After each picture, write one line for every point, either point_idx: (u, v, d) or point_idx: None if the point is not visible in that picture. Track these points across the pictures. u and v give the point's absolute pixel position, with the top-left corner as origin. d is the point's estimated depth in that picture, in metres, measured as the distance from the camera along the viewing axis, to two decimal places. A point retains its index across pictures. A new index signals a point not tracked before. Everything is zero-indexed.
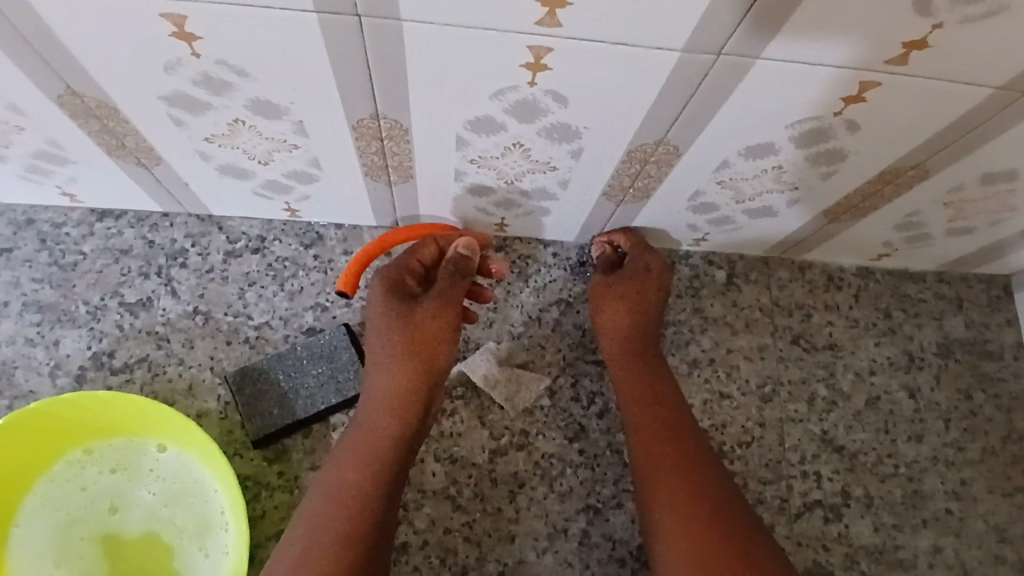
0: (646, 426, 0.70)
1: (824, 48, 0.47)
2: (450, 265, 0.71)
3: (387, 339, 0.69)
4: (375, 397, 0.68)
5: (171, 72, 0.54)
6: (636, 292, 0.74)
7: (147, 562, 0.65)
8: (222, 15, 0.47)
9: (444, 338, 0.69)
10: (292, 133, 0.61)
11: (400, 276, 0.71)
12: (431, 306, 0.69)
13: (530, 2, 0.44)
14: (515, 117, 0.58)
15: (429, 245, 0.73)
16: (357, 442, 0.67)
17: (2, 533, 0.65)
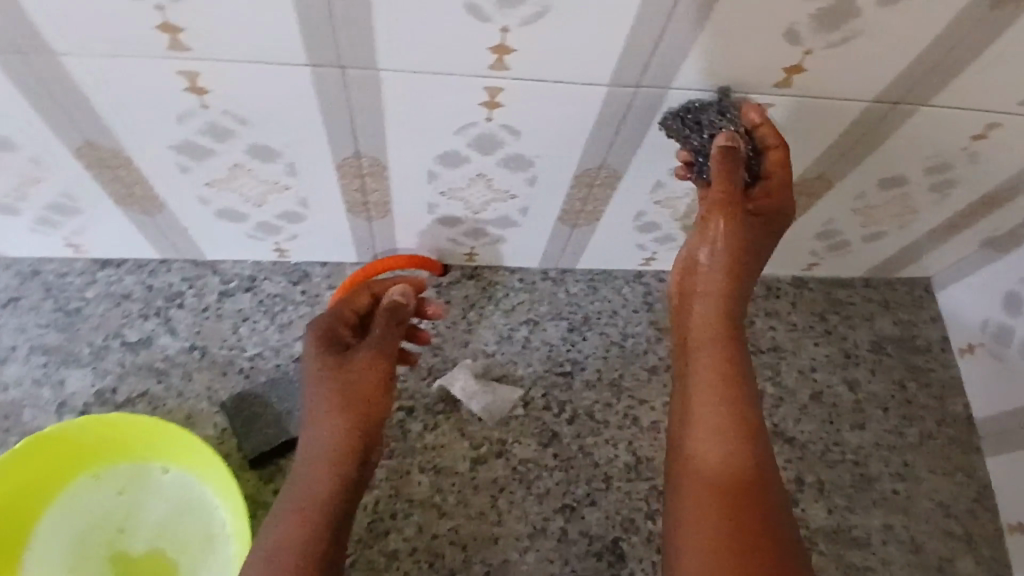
0: (709, 406, 0.67)
1: (722, 76, 0.59)
2: (386, 310, 0.73)
3: (322, 391, 0.72)
4: (315, 448, 0.71)
5: (181, 122, 0.63)
6: (744, 234, 0.67)
7: None
8: (229, 71, 0.57)
9: (378, 387, 0.72)
10: (283, 175, 0.70)
11: (333, 326, 0.75)
12: (365, 356, 0.73)
13: (483, 50, 0.55)
14: (477, 150, 0.68)
15: (362, 294, 0.77)
16: (299, 494, 0.69)
17: (16, 555, 0.72)
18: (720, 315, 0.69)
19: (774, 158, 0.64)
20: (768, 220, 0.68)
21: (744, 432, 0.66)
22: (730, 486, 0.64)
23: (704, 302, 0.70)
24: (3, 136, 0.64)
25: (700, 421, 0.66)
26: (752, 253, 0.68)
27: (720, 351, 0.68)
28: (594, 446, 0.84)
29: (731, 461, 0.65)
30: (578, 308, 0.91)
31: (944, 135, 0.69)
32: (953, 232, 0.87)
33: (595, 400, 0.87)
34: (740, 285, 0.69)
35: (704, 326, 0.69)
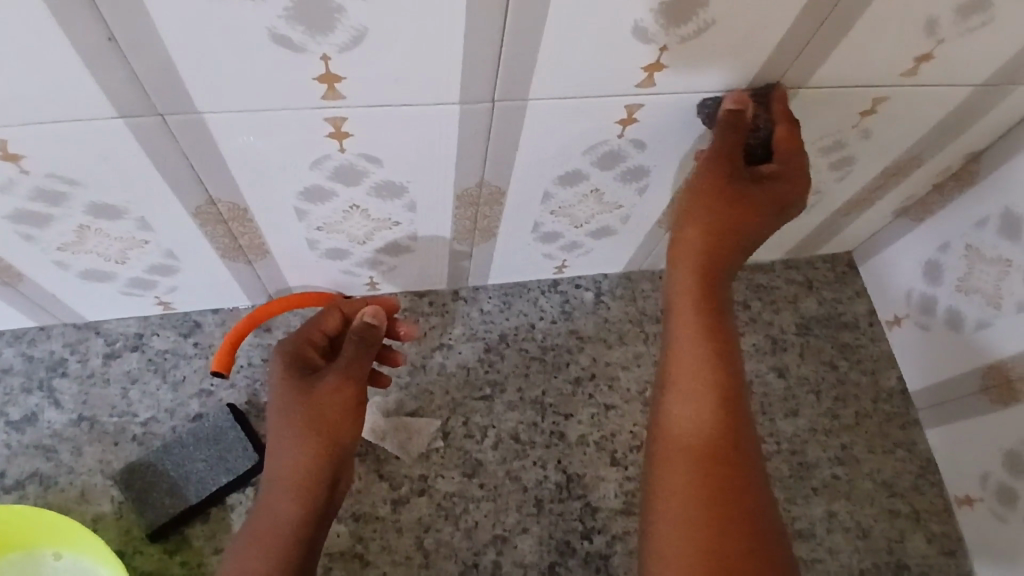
0: (690, 386, 0.65)
1: (578, 82, 0.55)
2: (353, 333, 0.67)
3: (289, 414, 0.68)
4: (281, 473, 0.68)
5: (7, 191, 0.57)
6: (743, 204, 0.64)
7: None
8: (37, 133, 0.52)
9: (347, 412, 0.68)
10: (137, 230, 0.65)
11: (301, 348, 0.71)
12: (331, 381, 0.68)
13: (309, 81, 0.50)
14: (339, 182, 0.63)
15: (333, 315, 0.73)
16: (262, 521, 0.66)
17: None
18: (698, 285, 0.66)
19: (780, 133, 0.61)
20: (770, 193, 0.64)
21: (725, 410, 0.64)
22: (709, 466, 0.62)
23: (680, 273, 0.67)
24: None
25: (678, 401, 0.65)
26: (748, 224, 0.65)
27: (699, 325, 0.66)
28: (522, 470, 0.81)
29: (713, 441, 0.63)
30: (493, 326, 0.87)
31: (832, 113, 0.66)
32: (865, 205, 0.84)
33: (519, 421, 0.83)
34: (727, 255, 0.67)
35: (682, 299, 0.67)
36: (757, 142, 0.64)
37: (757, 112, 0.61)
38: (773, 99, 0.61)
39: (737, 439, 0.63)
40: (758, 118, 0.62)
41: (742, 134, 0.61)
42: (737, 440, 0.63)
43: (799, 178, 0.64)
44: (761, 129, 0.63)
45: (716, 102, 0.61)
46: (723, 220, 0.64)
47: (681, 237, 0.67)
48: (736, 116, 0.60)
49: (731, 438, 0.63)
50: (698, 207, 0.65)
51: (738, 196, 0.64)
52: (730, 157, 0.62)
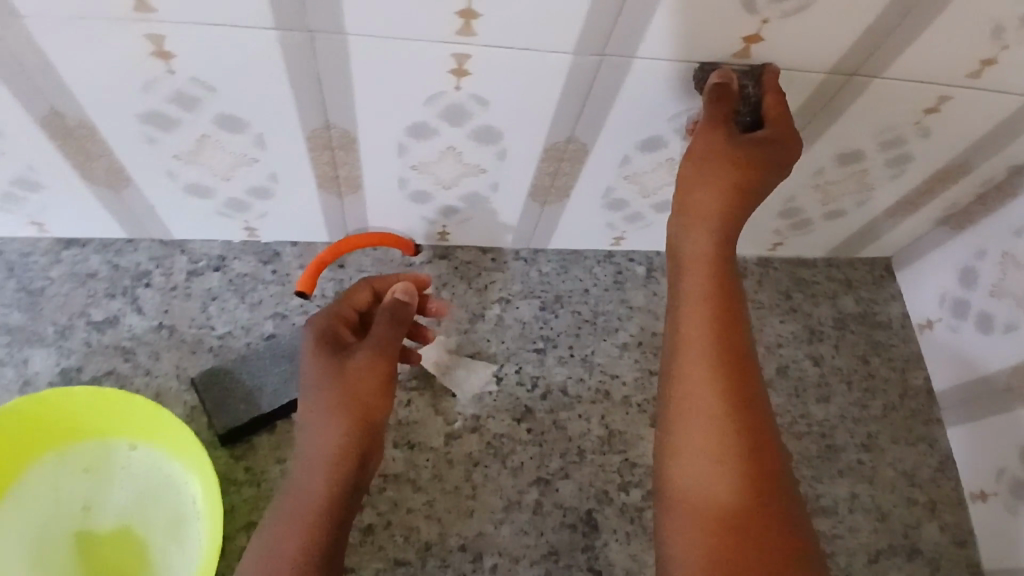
0: (703, 392, 0.65)
1: (684, 46, 0.61)
2: (388, 311, 0.71)
3: (320, 392, 0.69)
4: (313, 452, 0.68)
5: (148, 89, 0.63)
6: (753, 178, 0.66)
7: (118, 555, 0.70)
8: (196, 33, 0.57)
9: (377, 391, 0.69)
10: (251, 146, 0.70)
11: (333, 325, 0.73)
12: (364, 356, 0.70)
13: (449, 15, 0.56)
14: (446, 121, 0.69)
15: (363, 291, 0.75)
16: (296, 497, 0.67)
17: None
18: (707, 283, 0.68)
19: (769, 102, 0.65)
20: (770, 155, 0.66)
21: (743, 411, 0.65)
22: (727, 472, 0.63)
23: (690, 256, 0.69)
24: None
25: (694, 412, 0.65)
26: (753, 186, 0.66)
27: (708, 334, 0.67)
28: (567, 421, 0.85)
29: (731, 447, 0.64)
30: (550, 286, 0.92)
31: (897, 108, 0.71)
32: (910, 210, 0.90)
33: (568, 375, 0.87)
34: (733, 227, 0.68)
35: (691, 289, 0.68)
36: (747, 111, 0.67)
37: (744, 81, 0.66)
38: (763, 73, 0.65)
39: (754, 439, 0.64)
40: (746, 87, 0.66)
41: (729, 101, 0.63)
42: (754, 440, 0.64)
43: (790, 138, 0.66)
44: (751, 97, 0.66)
45: (711, 69, 0.64)
46: (726, 192, 0.67)
47: (693, 207, 0.68)
48: (723, 86, 0.63)
49: (750, 439, 0.64)
50: (703, 174, 0.67)
51: (740, 160, 0.65)
52: (723, 122, 0.65)
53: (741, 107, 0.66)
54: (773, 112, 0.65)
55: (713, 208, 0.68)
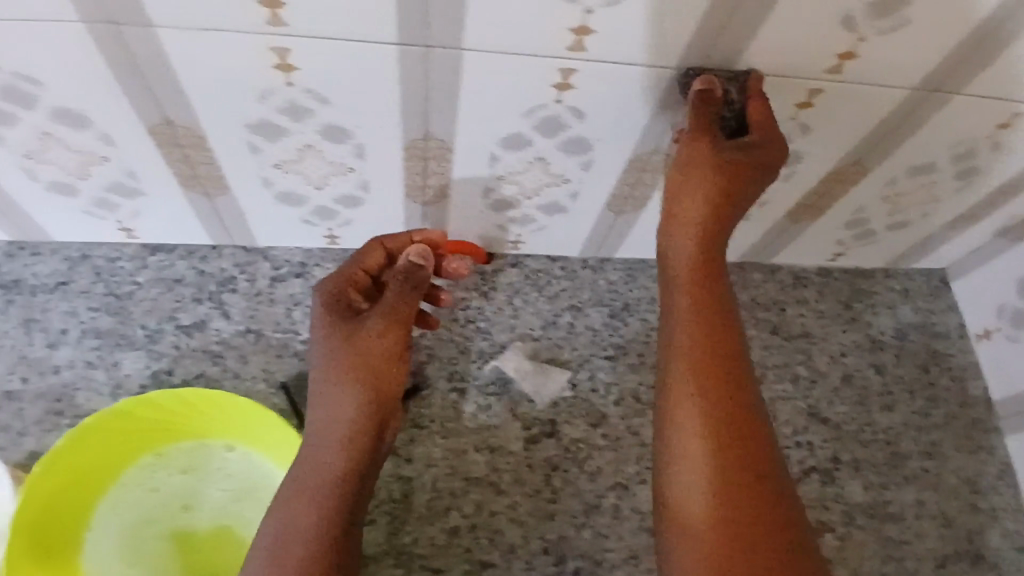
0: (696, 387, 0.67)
1: (779, 59, 0.64)
2: (399, 274, 0.68)
3: (333, 360, 0.70)
4: (322, 423, 0.70)
5: (262, 100, 0.65)
6: (741, 179, 0.67)
7: (219, 552, 0.73)
8: (321, 47, 0.59)
9: (391, 357, 0.70)
10: (351, 156, 0.73)
11: (342, 295, 0.73)
12: (376, 325, 0.70)
13: (565, 31, 0.59)
14: (540, 132, 0.71)
15: (377, 252, 0.76)
16: (308, 469, 0.68)
17: (78, 536, 0.71)
18: (696, 290, 0.69)
19: (752, 107, 0.65)
20: (752, 162, 0.66)
21: (734, 413, 0.67)
22: (721, 475, 0.64)
23: (680, 252, 0.70)
24: (79, 111, 0.65)
25: (686, 418, 0.66)
26: (739, 192, 0.67)
27: (699, 329, 0.68)
28: (641, 427, 0.87)
29: (727, 452, 0.65)
30: (617, 295, 0.94)
31: (974, 123, 0.73)
32: (972, 222, 0.91)
33: (640, 382, 0.89)
34: (720, 232, 0.70)
35: (682, 285, 0.70)
36: (730, 116, 0.67)
37: (728, 84, 0.65)
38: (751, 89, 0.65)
39: (748, 439, 0.66)
40: (730, 92, 0.65)
41: (712, 109, 0.64)
42: (748, 441, 0.66)
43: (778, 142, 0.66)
44: (734, 103, 0.66)
45: (695, 75, 0.65)
46: (713, 198, 0.67)
47: (678, 207, 0.69)
48: (706, 95, 0.63)
49: (744, 440, 0.66)
50: (687, 180, 0.67)
51: (725, 167, 0.66)
52: (705, 129, 0.65)
53: (725, 113, 0.67)
54: (757, 119, 0.65)
55: (700, 214, 0.68)
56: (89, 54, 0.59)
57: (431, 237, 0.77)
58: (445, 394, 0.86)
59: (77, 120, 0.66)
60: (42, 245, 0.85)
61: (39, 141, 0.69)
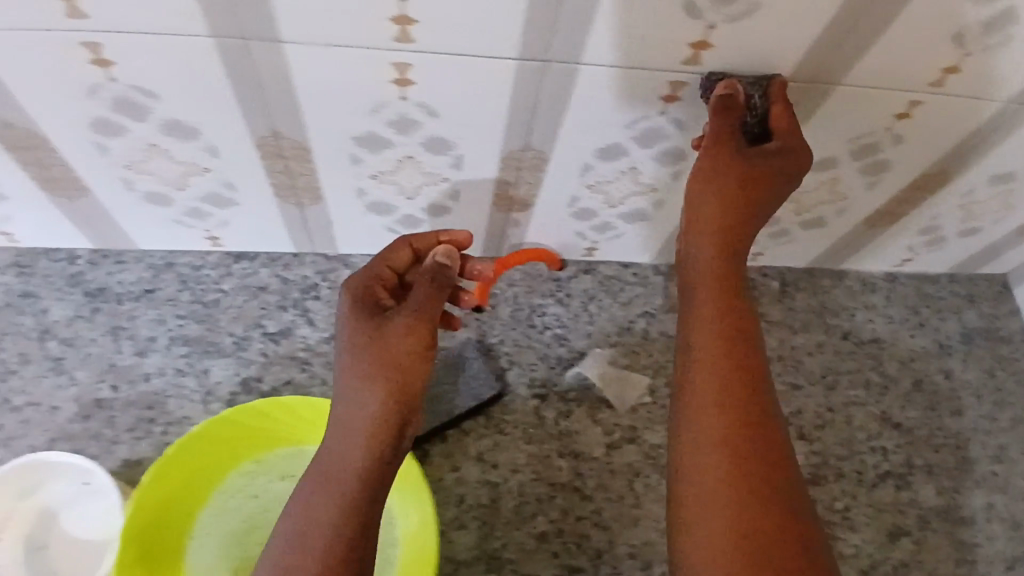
0: (717, 384, 0.64)
1: (883, 72, 0.65)
2: (428, 273, 0.66)
3: (353, 358, 0.65)
4: (339, 425, 0.64)
5: (374, 113, 0.65)
6: (759, 185, 0.66)
7: None
8: (443, 62, 0.60)
9: (416, 358, 0.65)
10: (447, 166, 0.74)
11: (367, 290, 0.69)
12: (403, 322, 0.65)
13: (684, 46, 0.61)
14: (638, 143, 0.72)
15: (403, 250, 0.71)
16: (329, 473, 0.63)
17: (181, 544, 0.71)
18: (716, 296, 0.66)
19: (774, 112, 0.65)
20: (770, 168, 0.66)
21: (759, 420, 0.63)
22: (740, 485, 0.60)
23: (698, 252, 0.68)
24: (190, 125, 0.65)
25: (704, 424, 0.63)
26: (756, 197, 0.66)
27: (719, 327, 0.65)
28: None
29: (746, 461, 0.61)
30: None
31: None
32: None
33: None
34: (740, 238, 0.67)
35: (703, 282, 0.67)
36: (753, 122, 0.67)
37: (750, 91, 0.65)
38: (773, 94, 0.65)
39: (771, 448, 0.62)
40: (753, 98, 0.65)
41: (733, 112, 0.64)
42: (769, 450, 0.62)
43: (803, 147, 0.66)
44: (757, 108, 0.65)
45: (716, 80, 0.64)
46: (734, 201, 0.66)
47: (695, 207, 0.68)
48: (728, 100, 0.63)
49: (766, 449, 0.62)
50: (712, 182, 0.66)
51: (749, 174, 0.66)
52: (725, 136, 0.65)
53: (746, 118, 0.66)
54: (781, 123, 0.65)
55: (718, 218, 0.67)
56: (213, 68, 0.59)
57: (457, 237, 0.72)
58: (526, 400, 0.86)
59: (186, 132, 0.66)
60: (126, 253, 0.85)
61: (144, 154, 0.69)
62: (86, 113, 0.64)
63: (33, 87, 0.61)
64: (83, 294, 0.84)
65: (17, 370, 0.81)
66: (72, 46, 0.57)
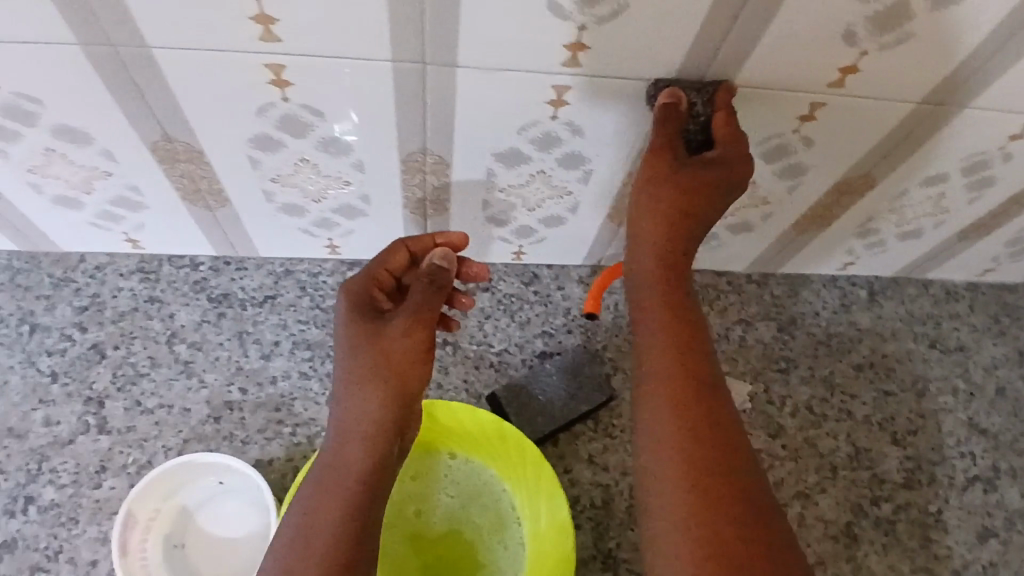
0: (667, 383, 0.63)
1: (1014, 97, 0.66)
2: (424, 276, 0.67)
3: (353, 361, 0.67)
4: (341, 428, 0.67)
5: (522, 132, 0.68)
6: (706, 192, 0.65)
7: (452, 555, 0.77)
8: (601, 86, 0.62)
9: (416, 358, 0.67)
10: (575, 180, 0.76)
11: (367, 293, 0.71)
12: (400, 324, 0.67)
13: (832, 69, 0.62)
14: (764, 160, 0.73)
15: (400, 253, 0.73)
16: (330, 473, 0.66)
17: None
18: (659, 300, 0.66)
19: (718, 121, 0.63)
20: (718, 177, 0.64)
21: (709, 423, 0.62)
22: (692, 488, 0.59)
23: (643, 260, 0.68)
24: (345, 142, 0.69)
25: (655, 430, 0.62)
26: (700, 206, 0.65)
27: (667, 329, 0.66)
28: (817, 438, 0.91)
29: (698, 463, 0.60)
30: (783, 309, 0.96)
31: None
32: None
33: (812, 395, 0.92)
34: (684, 244, 0.67)
35: (647, 290, 0.67)
36: (695, 129, 0.66)
37: (690, 97, 0.63)
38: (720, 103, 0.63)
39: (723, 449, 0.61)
40: (695, 105, 0.64)
41: (676, 123, 0.63)
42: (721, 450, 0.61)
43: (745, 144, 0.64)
44: (700, 116, 0.64)
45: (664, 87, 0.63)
46: (675, 207, 0.65)
47: (638, 215, 0.67)
48: (668, 109, 0.62)
49: (718, 452, 0.61)
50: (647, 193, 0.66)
51: (685, 181, 0.64)
52: (668, 146, 0.64)
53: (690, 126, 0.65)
54: (721, 132, 0.63)
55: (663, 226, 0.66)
56: (384, 89, 0.62)
57: (453, 240, 0.74)
58: None
59: (340, 148, 0.70)
60: (246, 261, 0.89)
61: (292, 166, 0.72)
62: (248, 131, 0.67)
63: (203, 107, 0.63)
64: (208, 300, 0.87)
65: (148, 372, 0.84)
66: (255, 68, 0.59)
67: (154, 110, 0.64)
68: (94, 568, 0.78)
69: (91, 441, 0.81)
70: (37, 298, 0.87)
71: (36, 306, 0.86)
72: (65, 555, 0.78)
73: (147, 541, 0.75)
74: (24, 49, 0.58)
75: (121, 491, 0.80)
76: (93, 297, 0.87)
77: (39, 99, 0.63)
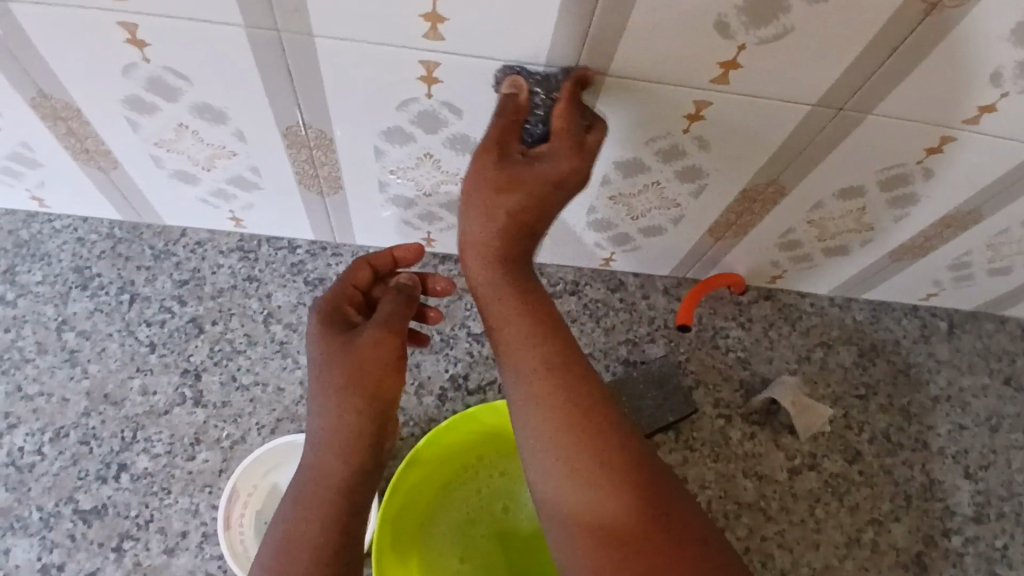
0: (529, 397, 0.62)
1: None
2: (396, 291, 0.71)
3: (328, 373, 0.66)
4: (319, 441, 0.66)
5: (650, 142, 0.69)
6: (539, 191, 0.62)
7: (537, 551, 0.81)
8: (741, 105, 0.63)
9: (390, 367, 0.66)
10: (687, 194, 0.77)
11: (340, 305, 0.70)
12: (372, 335, 0.66)
13: (971, 107, 0.62)
14: (880, 187, 0.74)
15: (363, 269, 0.73)
16: (304, 484, 0.65)
17: (421, 529, 0.79)
18: (504, 312, 0.65)
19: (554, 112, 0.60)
20: (552, 170, 0.61)
21: (577, 408, 0.61)
22: (576, 489, 0.59)
23: (478, 274, 0.65)
24: (474, 141, 0.70)
25: (532, 436, 0.62)
26: (529, 202, 0.62)
27: (518, 338, 0.64)
28: (893, 466, 0.92)
29: (575, 463, 0.60)
30: (864, 334, 0.97)
31: None
32: None
33: (889, 423, 0.94)
34: (522, 237, 0.64)
35: (492, 304, 0.65)
36: (537, 120, 0.63)
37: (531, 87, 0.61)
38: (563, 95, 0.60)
39: (594, 425, 0.61)
40: (535, 95, 0.61)
41: (518, 113, 0.61)
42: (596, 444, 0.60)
43: (587, 130, 0.62)
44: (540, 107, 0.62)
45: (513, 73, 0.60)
46: (509, 213, 0.62)
47: (468, 231, 0.64)
48: (509, 100, 0.61)
49: (591, 436, 0.60)
50: (474, 205, 0.63)
51: (507, 179, 0.61)
52: (495, 147, 0.61)
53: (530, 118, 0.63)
54: (557, 124, 0.60)
55: (494, 232, 0.63)
56: None
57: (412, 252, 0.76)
58: (712, 419, 0.91)
59: (467, 146, 0.71)
60: (342, 247, 0.91)
61: (415, 160, 0.74)
62: (384, 122, 0.68)
63: (347, 98, 0.65)
64: (305, 283, 0.89)
65: (244, 350, 0.86)
66: (410, 63, 0.60)
67: (297, 94, 0.65)
68: (185, 539, 0.80)
69: (187, 412, 0.84)
70: (137, 268, 0.88)
71: (137, 276, 0.88)
72: (156, 524, 0.80)
73: (245, 516, 0.79)
74: (185, 27, 0.58)
75: (215, 464, 0.82)
76: (192, 272, 0.89)
77: (187, 76, 0.64)
